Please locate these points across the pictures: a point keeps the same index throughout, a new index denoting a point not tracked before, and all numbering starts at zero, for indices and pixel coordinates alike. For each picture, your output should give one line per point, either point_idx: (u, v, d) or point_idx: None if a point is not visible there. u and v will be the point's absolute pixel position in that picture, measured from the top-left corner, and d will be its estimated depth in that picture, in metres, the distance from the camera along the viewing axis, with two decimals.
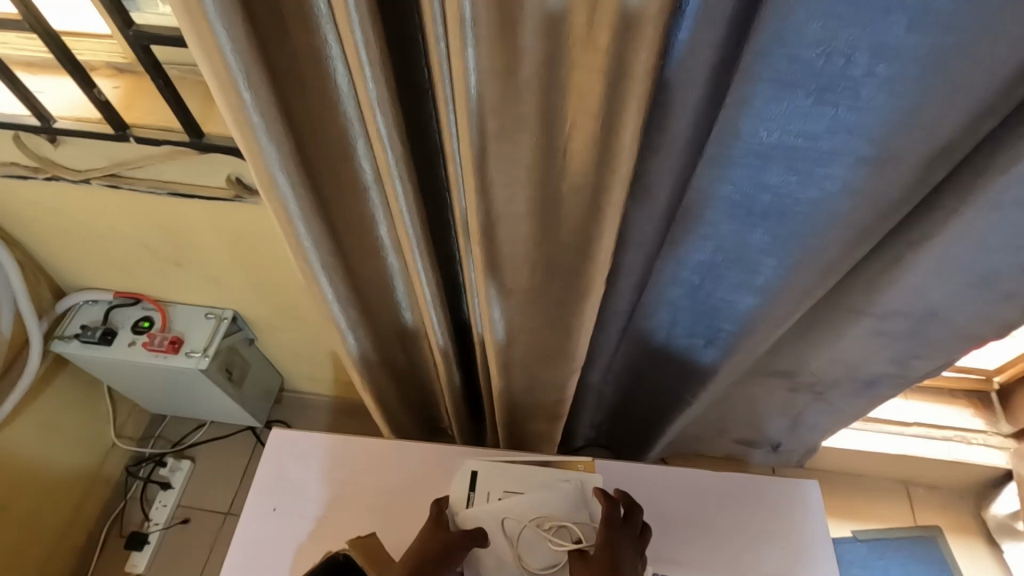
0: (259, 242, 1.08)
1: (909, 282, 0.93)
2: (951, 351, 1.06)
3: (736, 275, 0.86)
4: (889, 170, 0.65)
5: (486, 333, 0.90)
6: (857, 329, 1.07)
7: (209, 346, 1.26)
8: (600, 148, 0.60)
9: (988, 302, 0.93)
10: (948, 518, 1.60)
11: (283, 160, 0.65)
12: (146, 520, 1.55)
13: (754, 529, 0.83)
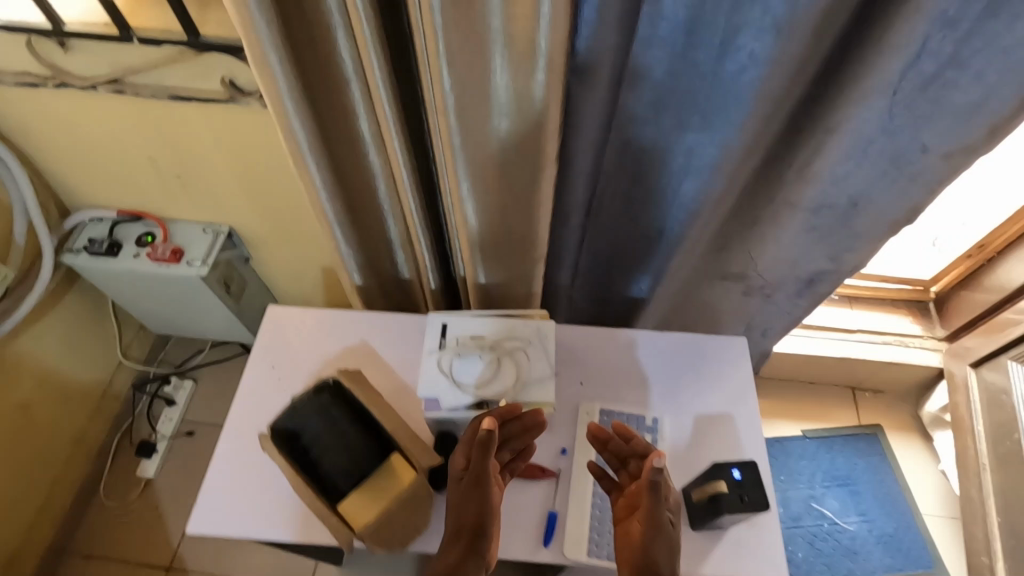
0: (252, 155, 1.18)
1: (821, 170, 1.03)
2: (877, 240, 1.18)
3: (677, 160, 0.99)
4: (789, 41, 0.76)
5: (458, 213, 1.02)
6: (790, 224, 1.18)
7: (207, 257, 1.37)
8: (539, 18, 0.70)
9: (904, 188, 1.04)
10: (889, 418, 1.76)
11: (272, 34, 0.77)
12: (155, 432, 1.69)
13: (690, 376, 0.97)
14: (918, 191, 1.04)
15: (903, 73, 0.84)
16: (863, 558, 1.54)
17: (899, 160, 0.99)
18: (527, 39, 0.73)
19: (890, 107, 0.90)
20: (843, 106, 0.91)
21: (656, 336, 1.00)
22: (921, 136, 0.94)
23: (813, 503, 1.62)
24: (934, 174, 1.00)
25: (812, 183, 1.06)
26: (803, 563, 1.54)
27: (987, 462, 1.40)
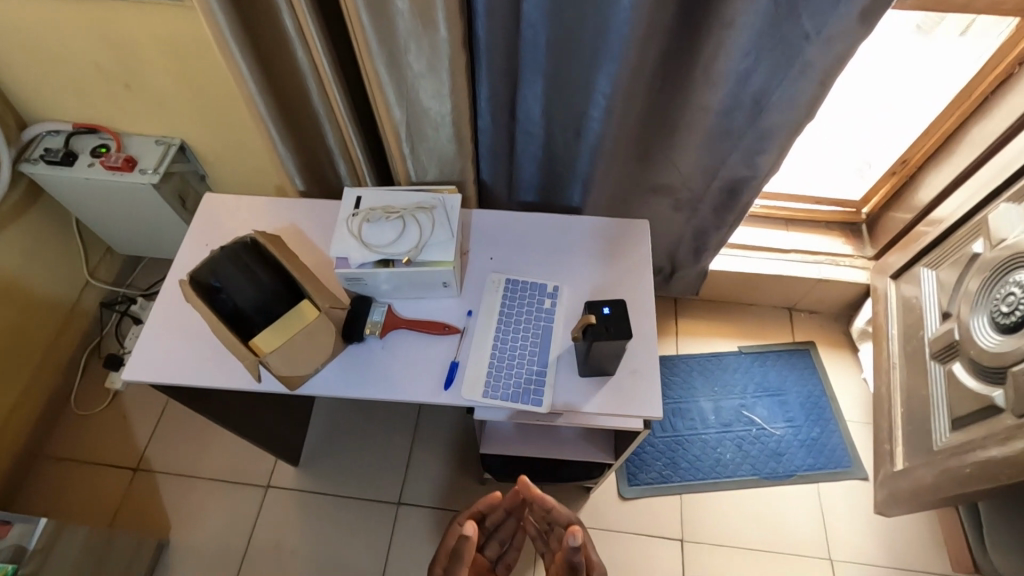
0: (193, 56, 1.24)
1: (721, 68, 1.11)
2: (785, 141, 1.26)
3: (606, 65, 1.10)
4: None
5: (381, 105, 1.09)
6: (701, 128, 1.26)
7: (159, 166, 1.44)
8: None
9: (798, 80, 1.12)
10: (822, 335, 1.86)
11: None
12: (122, 348, 1.77)
13: (590, 252, 1.05)
14: (813, 86, 1.13)
15: None
16: (786, 458, 1.65)
17: (794, 57, 1.08)
18: None
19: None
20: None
21: (563, 218, 1.08)
22: (806, 26, 1.02)
23: (744, 411, 1.72)
24: (826, 70, 1.09)
25: (714, 82, 1.15)
26: (730, 463, 1.64)
27: (897, 360, 1.49)
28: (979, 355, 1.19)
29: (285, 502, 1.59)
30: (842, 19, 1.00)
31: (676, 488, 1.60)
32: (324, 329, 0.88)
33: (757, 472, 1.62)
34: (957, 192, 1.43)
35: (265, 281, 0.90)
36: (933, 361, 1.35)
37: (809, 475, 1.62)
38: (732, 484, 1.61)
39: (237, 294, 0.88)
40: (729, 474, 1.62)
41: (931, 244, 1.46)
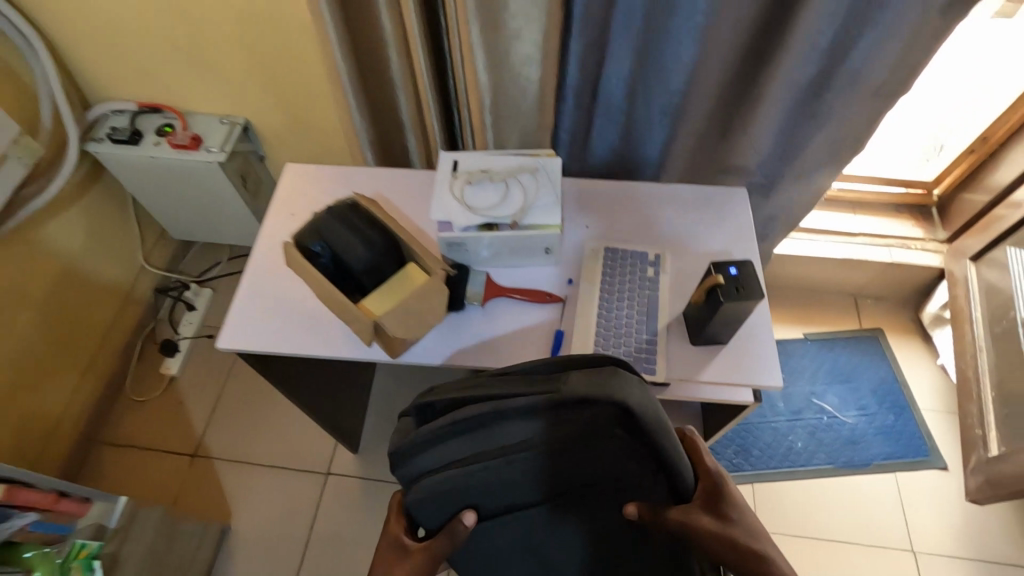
0: (271, 33, 1.22)
1: (814, 27, 0.96)
2: (861, 111, 1.09)
3: (678, 23, 0.99)
4: None
5: (469, 80, 1.04)
6: (769, 108, 1.11)
7: (225, 145, 1.41)
8: None
9: (866, 99, 1.07)
10: (890, 322, 1.80)
11: None
12: (176, 333, 1.76)
13: (684, 228, 1.00)
14: (920, 45, 0.99)
15: None
16: (861, 447, 1.59)
17: (886, 16, 0.94)
18: None
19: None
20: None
21: (674, 188, 1.04)
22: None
23: (814, 398, 1.67)
24: (937, 15, 0.94)
25: (804, 44, 0.99)
26: (803, 451, 1.59)
27: (983, 344, 1.42)
28: None
29: (345, 490, 1.56)
30: None
31: (747, 476, 1.55)
32: (434, 291, 0.83)
33: (833, 460, 1.57)
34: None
35: (371, 233, 0.86)
36: None
37: (886, 465, 1.57)
38: (806, 474, 1.56)
39: (340, 243, 0.85)
40: (802, 464, 1.57)
41: (1016, 225, 1.41)
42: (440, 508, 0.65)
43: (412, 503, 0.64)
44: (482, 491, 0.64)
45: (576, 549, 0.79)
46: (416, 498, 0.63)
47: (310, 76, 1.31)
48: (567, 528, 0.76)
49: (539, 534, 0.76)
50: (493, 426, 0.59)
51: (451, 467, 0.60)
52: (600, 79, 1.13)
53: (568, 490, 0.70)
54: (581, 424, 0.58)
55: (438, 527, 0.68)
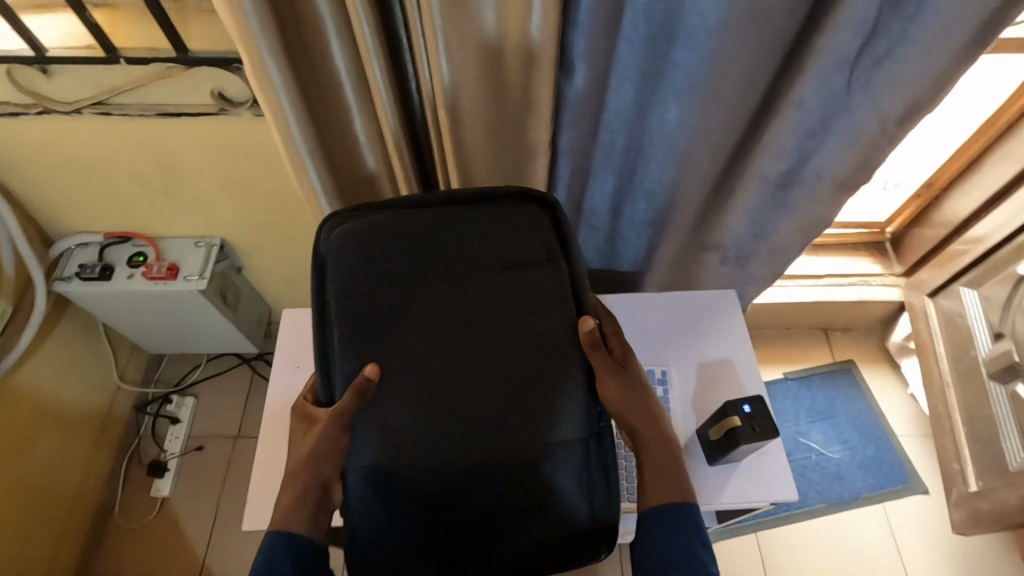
0: (246, 162, 1.20)
1: (782, 138, 1.04)
2: (826, 207, 1.17)
3: (658, 149, 1.05)
4: (750, 23, 0.83)
5: None
6: (744, 202, 1.18)
7: (204, 270, 1.38)
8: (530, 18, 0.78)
9: (828, 197, 1.15)
10: (860, 352, 1.91)
11: (282, 72, 0.83)
12: (162, 451, 1.70)
13: (683, 341, 1.04)
14: (876, 151, 1.06)
15: (840, 52, 0.89)
16: (849, 480, 1.69)
17: (846, 123, 1.02)
18: (519, 38, 0.81)
19: (851, 78, 0.95)
20: (801, 73, 0.95)
21: (674, 296, 1.08)
22: (856, 116, 1.00)
23: (801, 438, 1.76)
24: (892, 125, 1.01)
25: (773, 152, 1.07)
26: (797, 493, 1.67)
27: (949, 379, 1.53)
28: None
29: None
30: (889, 107, 0.98)
31: (749, 526, 1.63)
32: None
33: (824, 498, 1.67)
34: (998, 208, 1.46)
35: None
36: (991, 380, 1.40)
37: (874, 496, 1.67)
38: (802, 514, 1.65)
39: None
40: (798, 505, 1.66)
41: (968, 265, 1.52)
42: (353, 257, 0.87)
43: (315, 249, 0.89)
44: (389, 260, 0.88)
45: (489, 392, 0.83)
46: (346, 239, 0.89)
47: (288, 197, 1.30)
48: (472, 359, 0.84)
49: (434, 364, 0.84)
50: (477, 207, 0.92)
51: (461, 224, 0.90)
52: (589, 193, 1.20)
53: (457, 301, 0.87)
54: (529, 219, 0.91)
55: (347, 299, 0.86)
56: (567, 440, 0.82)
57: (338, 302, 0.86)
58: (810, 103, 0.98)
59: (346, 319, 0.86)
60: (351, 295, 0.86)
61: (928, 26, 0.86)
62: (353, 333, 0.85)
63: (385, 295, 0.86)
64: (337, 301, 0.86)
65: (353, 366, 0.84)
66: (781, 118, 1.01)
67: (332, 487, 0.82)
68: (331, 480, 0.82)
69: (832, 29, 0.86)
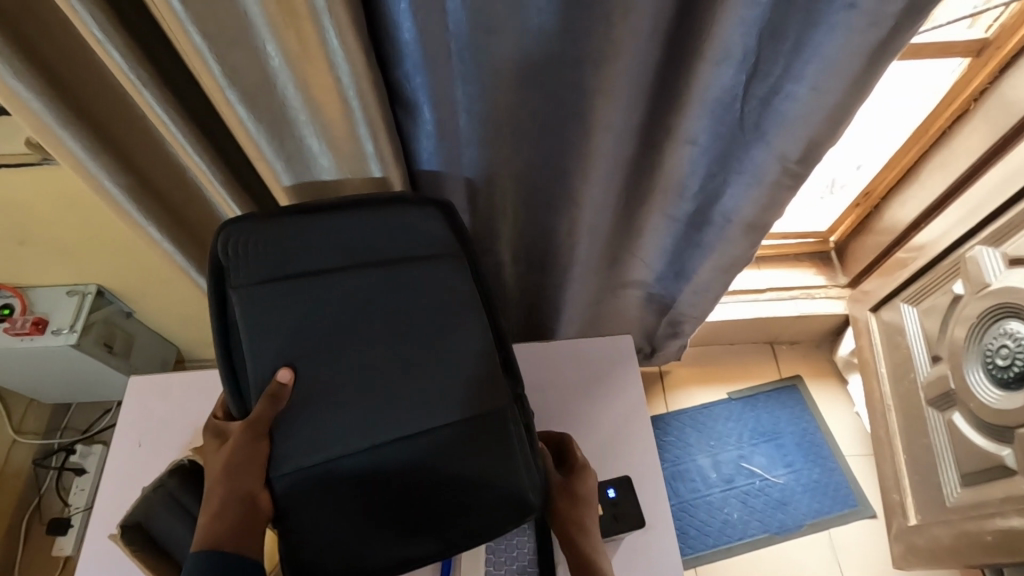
0: (95, 208, 1.08)
1: (679, 177, 0.95)
2: (739, 250, 1.08)
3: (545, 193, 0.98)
4: (612, 65, 0.75)
5: None
6: (654, 239, 1.10)
7: (76, 322, 1.27)
8: (334, 73, 0.67)
9: (736, 238, 1.06)
10: (808, 367, 1.82)
11: (68, 128, 0.73)
12: (67, 506, 1.59)
13: (583, 404, 0.96)
14: (781, 195, 0.96)
15: (720, 92, 0.81)
16: (793, 507, 1.61)
17: (746, 164, 0.93)
18: (330, 98, 0.69)
19: (740, 114, 0.86)
20: (681, 112, 0.85)
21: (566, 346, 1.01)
22: (754, 155, 0.91)
23: (744, 462, 1.67)
24: (792, 165, 0.91)
25: (673, 191, 0.98)
26: (740, 523, 1.59)
27: (890, 401, 1.45)
28: (980, 410, 1.16)
29: None
30: (784, 147, 0.88)
31: (688, 560, 1.54)
32: None
33: (768, 528, 1.58)
34: (938, 216, 1.37)
35: None
36: (929, 406, 1.31)
37: (819, 523, 1.58)
38: (744, 546, 1.56)
39: (168, 534, 0.79)
40: (740, 535, 1.57)
41: (907, 280, 1.43)
42: (256, 247, 0.77)
43: (224, 247, 0.77)
44: (299, 248, 0.78)
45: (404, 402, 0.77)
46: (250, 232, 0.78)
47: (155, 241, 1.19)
48: (397, 351, 0.79)
49: (354, 355, 0.78)
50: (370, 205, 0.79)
51: (348, 211, 0.79)
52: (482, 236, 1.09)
53: (367, 292, 0.79)
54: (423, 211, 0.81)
55: (260, 292, 0.77)
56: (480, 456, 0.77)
57: (247, 297, 0.77)
58: (703, 140, 0.88)
59: (254, 315, 0.77)
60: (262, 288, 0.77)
61: (812, 61, 0.77)
62: (266, 329, 0.77)
63: (297, 282, 0.78)
64: (247, 296, 0.77)
65: (268, 368, 0.76)
66: (673, 157, 0.92)
67: (258, 497, 0.72)
68: (257, 491, 0.72)
69: (705, 70, 0.77)
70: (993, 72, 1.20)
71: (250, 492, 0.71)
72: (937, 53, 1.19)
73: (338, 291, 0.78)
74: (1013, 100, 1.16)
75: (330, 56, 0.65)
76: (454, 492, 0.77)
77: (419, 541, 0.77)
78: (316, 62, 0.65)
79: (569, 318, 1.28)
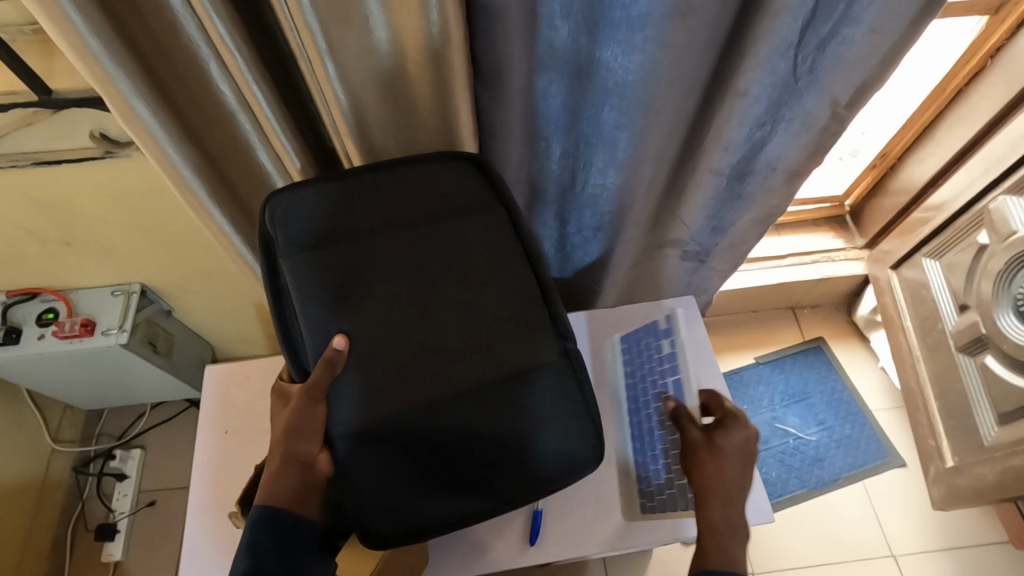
0: (149, 203, 1.07)
1: (731, 132, 0.97)
2: (780, 193, 1.13)
3: (600, 155, 1.00)
4: (686, 21, 0.77)
5: None
6: (700, 197, 1.11)
7: (124, 322, 1.26)
8: (431, 44, 0.68)
9: (778, 182, 1.10)
10: (829, 328, 1.88)
11: (157, 115, 0.72)
12: (111, 512, 1.57)
13: None
14: (827, 137, 1.01)
15: (782, 41, 0.83)
16: (828, 462, 1.67)
17: (797, 111, 0.96)
18: (425, 67, 0.71)
19: (795, 64, 0.89)
20: (742, 66, 0.87)
21: (622, 312, 1.06)
22: (805, 101, 0.94)
23: (777, 423, 1.72)
24: (841, 109, 0.96)
25: (722, 146, 0.99)
26: (779, 481, 1.64)
27: (919, 352, 1.50)
28: (1014, 350, 1.22)
29: None
30: (835, 90, 0.92)
31: None
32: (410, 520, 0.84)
33: (806, 483, 1.64)
34: (957, 172, 1.42)
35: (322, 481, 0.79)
36: (959, 353, 1.37)
37: (854, 476, 1.65)
38: (784, 502, 1.62)
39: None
40: (779, 492, 1.63)
41: (929, 235, 1.49)
42: (304, 216, 0.80)
43: (275, 220, 0.80)
44: (345, 211, 0.80)
45: (440, 364, 0.74)
46: (302, 200, 0.81)
47: (202, 234, 1.18)
48: (442, 311, 0.76)
49: (384, 314, 0.76)
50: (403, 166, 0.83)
51: (386, 173, 0.82)
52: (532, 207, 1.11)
53: (410, 255, 0.79)
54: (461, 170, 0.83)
55: (306, 259, 0.78)
56: (511, 413, 0.74)
57: (295, 264, 0.78)
58: (757, 93, 0.90)
59: (301, 277, 0.77)
60: (309, 255, 0.78)
61: (873, 5, 0.80)
62: (313, 293, 0.76)
63: (343, 246, 0.78)
64: (294, 263, 0.78)
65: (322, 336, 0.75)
66: (727, 112, 0.94)
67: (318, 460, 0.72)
68: (315, 455, 0.72)
69: (772, 18, 0.79)
70: (1010, 28, 1.25)
71: (307, 453, 0.71)
72: (960, 11, 1.23)
73: (378, 252, 0.78)
74: None
75: (431, 27, 0.66)
76: (504, 447, 0.74)
77: (479, 502, 0.75)
78: (417, 32, 0.66)
79: (612, 285, 1.30)
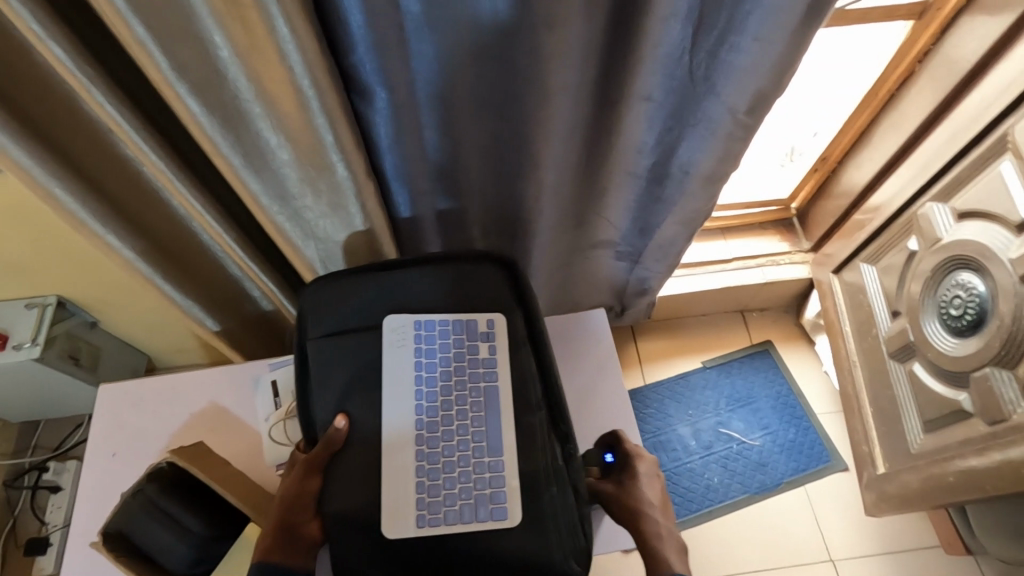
0: (49, 216, 1.05)
1: (636, 135, 0.95)
2: (700, 197, 1.11)
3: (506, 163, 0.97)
4: (562, 29, 0.75)
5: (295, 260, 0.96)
6: (619, 197, 1.10)
7: (38, 336, 1.24)
8: (285, 63, 0.65)
9: (696, 187, 1.09)
10: (778, 332, 1.87)
11: (6, 131, 0.69)
12: (44, 525, 1.55)
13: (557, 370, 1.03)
14: (737, 143, 0.99)
15: (669, 46, 0.81)
16: (771, 467, 1.66)
17: (701, 116, 0.95)
18: (285, 87, 0.68)
19: (690, 67, 0.87)
20: (634, 72, 0.84)
21: None
22: (708, 104, 0.93)
23: (721, 428, 1.72)
24: (744, 115, 0.94)
25: (632, 148, 0.98)
26: (721, 487, 1.64)
27: (855, 358, 1.50)
28: (938, 358, 1.21)
29: None
30: (736, 96, 0.90)
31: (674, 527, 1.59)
32: None
33: (748, 488, 1.64)
34: (891, 177, 1.41)
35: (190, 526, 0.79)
36: (891, 360, 1.37)
37: (796, 481, 1.64)
38: (726, 507, 1.61)
39: (151, 541, 0.77)
40: (721, 498, 1.63)
41: (865, 241, 1.48)
42: (332, 308, 0.89)
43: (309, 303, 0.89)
44: (369, 302, 0.89)
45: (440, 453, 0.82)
46: (335, 288, 0.90)
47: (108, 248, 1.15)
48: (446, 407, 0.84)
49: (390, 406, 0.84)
50: (432, 263, 0.92)
51: (416, 269, 0.91)
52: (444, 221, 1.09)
53: (422, 348, 0.87)
54: (485, 274, 0.91)
55: (332, 343, 0.87)
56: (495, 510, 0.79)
57: (320, 346, 0.87)
58: (658, 95, 0.88)
59: (324, 364, 0.85)
60: (336, 339, 0.87)
61: (760, 11, 0.78)
62: (332, 376, 0.85)
63: (371, 336, 0.87)
64: (317, 345, 0.87)
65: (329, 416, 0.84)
66: (628, 117, 0.91)
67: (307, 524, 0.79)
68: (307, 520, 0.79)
69: (654, 26, 0.77)
70: (935, 34, 1.25)
71: (298, 521, 0.78)
72: (884, 15, 1.22)
73: (406, 345, 0.86)
74: (956, 58, 1.20)
75: (281, 46, 0.64)
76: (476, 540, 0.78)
77: None
78: (266, 51, 0.64)
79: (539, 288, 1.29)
